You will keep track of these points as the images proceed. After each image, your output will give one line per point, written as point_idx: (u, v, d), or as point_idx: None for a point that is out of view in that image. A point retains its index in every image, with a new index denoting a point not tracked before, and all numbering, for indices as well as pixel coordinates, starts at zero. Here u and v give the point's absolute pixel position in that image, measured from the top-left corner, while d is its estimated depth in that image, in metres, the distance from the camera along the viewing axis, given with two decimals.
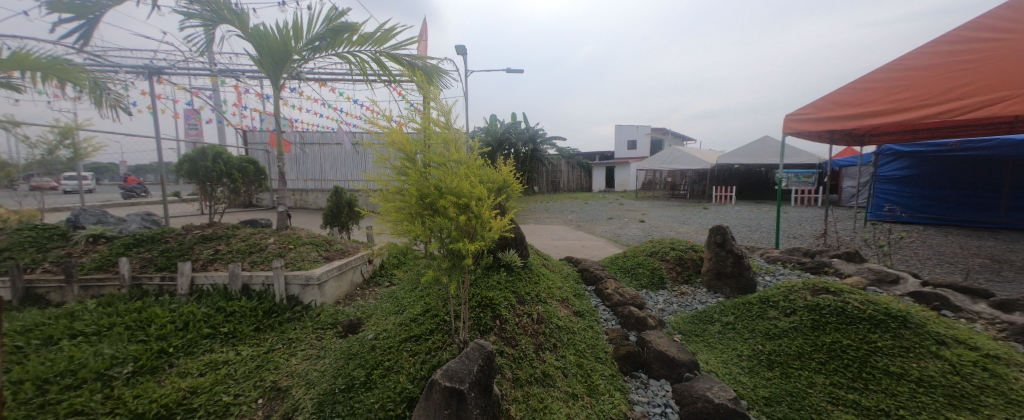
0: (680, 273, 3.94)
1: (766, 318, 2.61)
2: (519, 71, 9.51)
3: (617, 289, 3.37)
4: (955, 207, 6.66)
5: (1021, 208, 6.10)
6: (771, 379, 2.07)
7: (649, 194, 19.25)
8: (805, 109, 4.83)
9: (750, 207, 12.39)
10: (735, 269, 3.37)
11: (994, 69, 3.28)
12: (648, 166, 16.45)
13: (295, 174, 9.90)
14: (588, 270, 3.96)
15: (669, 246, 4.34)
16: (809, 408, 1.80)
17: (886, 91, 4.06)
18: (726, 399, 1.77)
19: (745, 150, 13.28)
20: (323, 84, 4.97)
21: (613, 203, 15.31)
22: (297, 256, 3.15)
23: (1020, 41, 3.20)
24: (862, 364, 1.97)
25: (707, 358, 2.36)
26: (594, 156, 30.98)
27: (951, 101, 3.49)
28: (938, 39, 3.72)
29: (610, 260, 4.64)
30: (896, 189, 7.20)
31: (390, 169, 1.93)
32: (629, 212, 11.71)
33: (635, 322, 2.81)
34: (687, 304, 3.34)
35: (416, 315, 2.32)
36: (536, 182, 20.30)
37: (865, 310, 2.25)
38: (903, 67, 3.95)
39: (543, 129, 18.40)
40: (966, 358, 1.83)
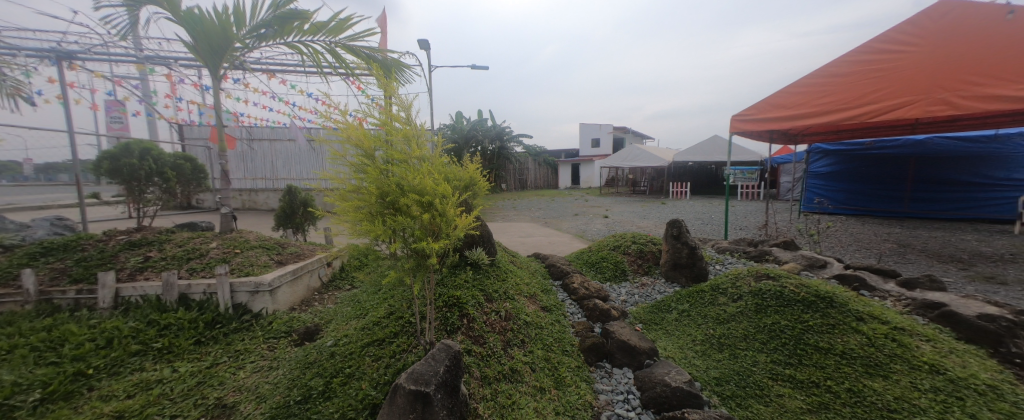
0: (640, 265, 4.13)
1: (717, 304, 2.81)
2: (484, 68, 9.48)
3: (583, 283, 3.47)
4: (870, 199, 7.57)
5: (921, 200, 7.07)
6: (720, 360, 2.23)
7: (612, 190, 20.02)
8: (746, 110, 5.20)
9: (702, 201, 13.29)
10: (689, 260, 3.59)
11: (903, 78, 3.78)
12: (610, 164, 17.08)
13: (242, 172, 9.11)
14: (555, 265, 4.04)
15: (630, 240, 4.54)
16: (753, 385, 1.98)
17: (815, 95, 4.48)
18: (682, 382, 1.90)
19: (698, 148, 14.21)
20: (272, 76, 4.60)
21: (578, 199, 15.74)
22: (245, 260, 2.90)
23: (920, 55, 3.74)
24: (797, 342, 2.18)
25: (665, 345, 2.51)
26: (559, 154, 31.63)
27: (869, 105, 3.93)
28: (857, 50, 4.21)
29: (576, 255, 4.77)
30: (825, 183, 8.06)
31: (347, 167, 1.83)
32: (593, 208, 12.11)
33: (600, 314, 2.90)
34: (648, 294, 3.51)
35: (378, 319, 2.23)
36: (503, 180, 20.40)
37: (799, 293, 2.50)
38: (829, 74, 4.41)
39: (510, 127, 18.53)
40: (879, 331, 2.10)
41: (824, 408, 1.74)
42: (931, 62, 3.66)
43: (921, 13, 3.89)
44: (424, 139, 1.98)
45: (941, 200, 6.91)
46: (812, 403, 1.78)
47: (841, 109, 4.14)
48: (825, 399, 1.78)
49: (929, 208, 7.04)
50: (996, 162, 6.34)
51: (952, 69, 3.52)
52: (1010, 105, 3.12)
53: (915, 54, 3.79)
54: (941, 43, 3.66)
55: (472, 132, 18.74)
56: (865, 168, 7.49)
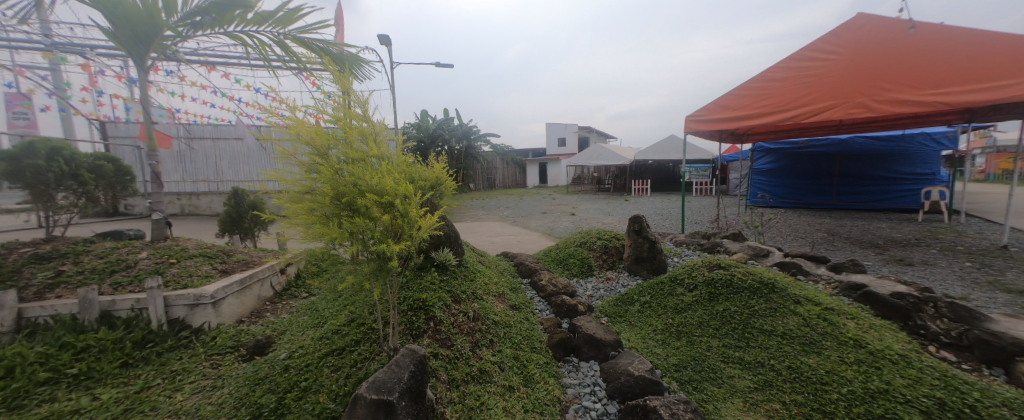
0: (605, 261, 4.27)
1: (675, 294, 2.96)
2: (449, 66, 9.35)
3: (551, 280, 3.52)
4: (805, 193, 8.37)
5: (846, 193, 7.93)
6: (679, 347, 2.36)
7: (579, 188, 20.54)
8: (696, 111, 5.49)
9: (662, 198, 14.02)
10: (650, 254, 3.77)
11: (830, 83, 4.21)
12: (576, 162, 17.52)
13: (179, 174, 8.26)
14: (523, 264, 4.06)
15: (596, 236, 4.68)
16: (707, 369, 2.11)
17: (756, 97, 4.83)
18: (644, 371, 1.98)
19: (657, 147, 14.96)
20: (213, 68, 4.21)
21: (546, 198, 15.97)
22: (182, 271, 2.64)
23: (843, 63, 4.19)
24: (745, 326, 2.36)
25: (629, 336, 2.61)
26: (527, 153, 31.93)
27: (803, 107, 4.32)
28: (791, 57, 4.62)
29: (543, 253, 4.84)
30: (767, 179, 8.80)
31: (298, 167, 1.71)
32: (560, 206, 12.36)
33: (567, 310, 2.96)
34: (612, 288, 3.63)
35: (338, 327, 2.12)
36: (471, 180, 20.26)
37: (746, 281, 2.70)
38: (768, 79, 4.79)
39: (477, 126, 18.42)
40: (812, 312, 2.33)
41: (769, 385, 1.91)
42: (852, 69, 4.11)
43: (842, 25, 4.35)
44: (382, 137, 1.90)
45: (862, 193, 7.79)
46: (758, 382, 1.94)
47: (779, 110, 4.52)
48: (770, 377, 1.95)
49: (852, 200, 7.91)
50: (903, 158, 7.31)
51: (869, 76, 3.99)
52: (917, 108, 3.66)
53: (838, 62, 4.24)
54: (859, 52, 4.13)
55: (438, 131, 18.41)
56: (800, 165, 8.27)
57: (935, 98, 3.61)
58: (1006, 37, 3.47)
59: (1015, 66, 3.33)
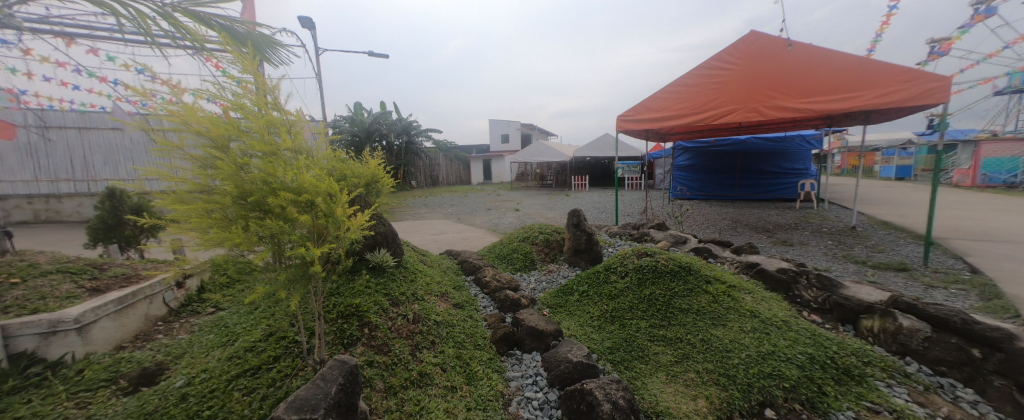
0: (547, 254, 4.41)
1: (608, 281, 3.16)
2: (384, 55, 8.84)
3: (495, 275, 3.54)
4: (715, 186, 9.54)
5: (745, 185, 9.22)
6: (612, 331, 2.53)
7: (523, 185, 20.95)
8: (625, 112, 5.88)
9: (598, 193, 14.93)
10: (587, 245, 3.97)
11: (731, 91, 4.85)
12: (519, 159, 17.83)
13: (30, 171, 6.56)
14: (467, 261, 4.01)
15: (538, 230, 4.81)
16: (636, 348, 2.30)
17: (675, 100, 5.33)
18: (581, 357, 2.08)
19: (593, 145, 15.88)
20: (71, 41, 3.40)
21: (491, 194, 16.01)
22: (31, 293, 2.10)
23: (740, 73, 4.84)
24: (667, 306, 2.61)
25: (568, 325, 2.72)
26: (470, 149, 31.62)
27: (711, 111, 4.94)
28: (700, 65, 5.17)
29: (488, 249, 4.84)
30: (685, 175, 9.86)
31: (194, 161, 1.48)
32: (504, 202, 12.46)
33: (511, 304, 3.00)
34: (554, 280, 3.78)
35: (252, 343, 1.87)
36: (413, 177, 19.43)
37: (668, 265, 2.97)
38: (683, 83, 5.30)
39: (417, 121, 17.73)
40: (719, 290, 2.67)
41: (686, 357, 2.14)
42: (747, 79, 4.78)
43: (740, 39, 5.00)
44: (298, 128, 1.71)
45: (757, 185, 9.13)
46: (678, 355, 2.17)
47: (693, 113, 5.10)
48: (688, 351, 2.19)
49: (750, 192, 9.23)
50: (786, 156, 8.75)
51: (760, 85, 4.69)
52: (794, 114, 4.45)
53: (737, 71, 4.87)
54: (753, 64, 4.79)
55: (374, 125, 17.31)
56: (710, 161, 9.42)
57: (806, 106, 4.38)
58: (852, 56, 4.32)
59: (860, 82, 4.17)
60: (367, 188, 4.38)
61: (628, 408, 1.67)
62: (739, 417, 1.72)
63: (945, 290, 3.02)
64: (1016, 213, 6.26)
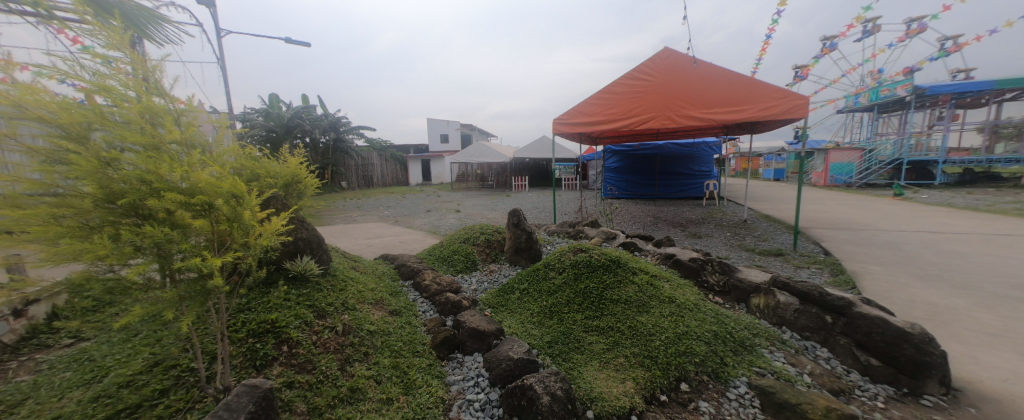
0: (489, 254, 4.41)
1: (547, 278, 3.25)
2: (305, 43, 8.02)
3: (435, 279, 3.42)
4: (639, 186, 10.50)
5: (663, 185, 10.30)
6: (551, 326, 2.63)
7: (464, 185, 20.70)
8: (560, 115, 6.16)
9: (537, 193, 15.41)
10: (527, 244, 4.06)
11: (649, 101, 5.42)
12: (459, 159, 17.58)
13: None
14: (405, 265, 3.82)
15: (479, 231, 4.79)
16: (573, 340, 2.42)
17: (604, 106, 5.74)
18: (521, 353, 2.12)
19: (532, 146, 16.36)
20: None
21: (430, 195, 15.52)
22: None
23: (657, 85, 5.41)
24: (600, 299, 2.78)
25: (510, 323, 2.75)
26: (408, 149, 30.29)
27: (634, 118, 5.47)
28: (624, 75, 5.64)
29: (427, 252, 4.68)
30: (614, 175, 10.69)
31: (46, 156, 1.20)
32: (445, 203, 12.17)
33: (452, 307, 2.93)
34: (495, 280, 3.79)
35: (129, 377, 1.53)
36: (343, 177, 17.95)
37: (601, 260, 3.15)
38: (611, 90, 5.72)
39: (346, 118, 16.47)
40: (643, 280, 2.93)
41: (617, 344, 2.31)
42: (662, 90, 5.37)
43: (656, 53, 5.54)
44: (190, 118, 1.46)
45: (673, 185, 10.27)
46: (609, 343, 2.33)
47: (619, 119, 5.58)
48: (617, 338, 2.37)
49: (667, 191, 10.33)
50: (695, 160, 10.00)
51: (673, 97, 5.31)
52: (699, 122, 5.13)
53: (654, 82, 5.43)
54: (667, 76, 5.37)
55: (295, 120, 15.60)
56: (635, 164, 10.36)
57: (709, 116, 5.08)
58: (740, 74, 5.10)
59: (748, 97, 4.94)
60: (286, 189, 3.91)
61: (565, 399, 1.75)
62: (660, 393, 1.92)
63: (809, 270, 3.74)
64: (852, 207, 8.00)
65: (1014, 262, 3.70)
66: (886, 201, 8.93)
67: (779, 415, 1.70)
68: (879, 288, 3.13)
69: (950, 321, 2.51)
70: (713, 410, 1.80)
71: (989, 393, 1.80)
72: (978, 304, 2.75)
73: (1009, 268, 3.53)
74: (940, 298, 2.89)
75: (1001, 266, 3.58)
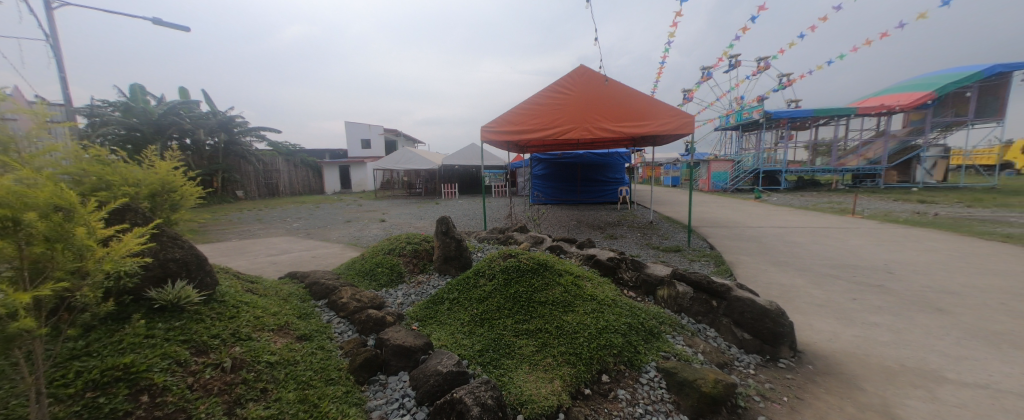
0: (416, 265, 4.20)
1: (478, 285, 3.20)
2: (181, 28, 6.77)
3: (354, 295, 3.11)
4: (563, 192, 11.19)
5: (584, 191, 11.13)
6: (481, 334, 2.59)
7: (389, 193, 19.53)
8: (490, 124, 6.23)
9: (467, 200, 15.32)
10: (457, 252, 3.97)
11: (570, 113, 5.84)
12: (382, 166, 16.54)
13: None
14: (318, 283, 3.41)
15: (405, 241, 4.54)
16: (504, 345, 2.43)
17: (529, 116, 5.99)
18: (450, 366, 2.04)
19: (461, 153, 16.25)
20: None
21: (350, 204, 14.26)
22: None
23: (575, 99, 5.85)
24: (529, 302, 2.84)
25: (439, 336, 2.64)
26: (323, 153, 27.45)
27: (557, 129, 5.84)
28: (546, 88, 5.97)
29: (346, 266, 4.27)
30: (541, 182, 11.24)
31: None
32: (368, 213, 11.29)
33: (373, 324, 2.69)
34: (423, 291, 3.61)
35: None
36: (238, 185, 15.42)
37: (529, 264, 3.21)
38: (535, 102, 5.98)
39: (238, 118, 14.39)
40: (568, 280, 3.07)
41: (546, 346, 2.37)
42: (580, 104, 5.83)
43: (572, 69, 5.97)
44: None
45: (593, 192, 11.15)
46: (539, 345, 2.39)
47: (543, 128, 5.89)
48: (546, 339, 2.44)
49: (588, 197, 11.18)
50: (610, 168, 11.03)
51: (589, 110, 5.81)
52: (612, 134, 5.69)
53: (572, 97, 5.87)
54: (583, 91, 5.84)
55: (169, 117, 13.02)
56: (559, 170, 11.04)
57: (620, 129, 5.66)
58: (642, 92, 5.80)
59: (650, 113, 5.65)
60: (152, 200, 3.17)
61: (495, 406, 1.72)
62: (585, 387, 2.02)
63: (700, 262, 4.40)
64: (729, 208, 9.68)
65: (832, 248, 4.87)
66: (752, 203, 11.02)
67: (681, 392, 1.93)
68: (749, 274, 3.83)
69: (795, 297, 3.18)
70: (629, 396, 1.97)
71: (820, 351, 2.33)
72: (812, 282, 3.53)
73: (829, 252, 4.64)
74: (788, 279, 3.65)
75: (825, 252, 4.67)
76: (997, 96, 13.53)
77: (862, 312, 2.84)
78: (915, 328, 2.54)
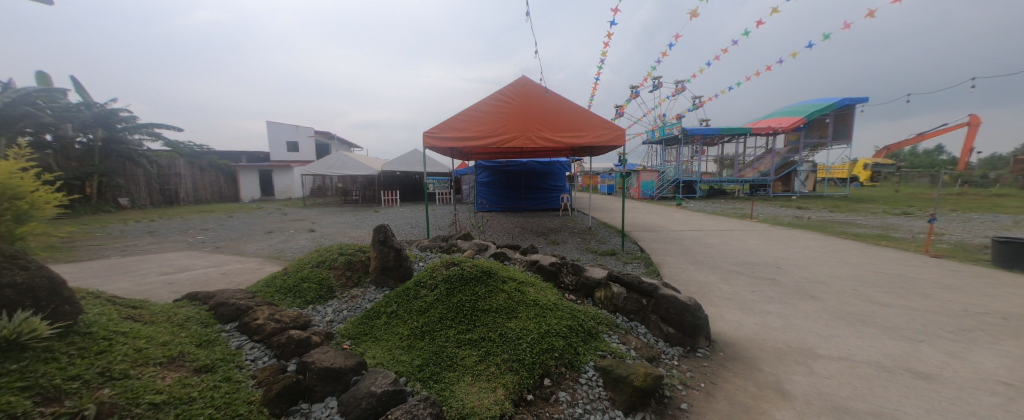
0: (349, 278, 3.85)
1: (418, 297, 3.04)
2: None
3: (272, 316, 2.74)
4: (507, 200, 11.35)
5: (528, 198, 11.40)
6: (421, 347, 2.45)
7: (320, 201, 17.92)
8: (433, 130, 6.07)
9: (409, 208, 14.69)
10: (396, 262, 3.72)
11: (512, 122, 5.95)
12: (312, 171, 15.12)
13: None
14: (225, 304, 2.93)
15: (337, 252, 4.16)
16: (445, 358, 2.32)
17: (473, 123, 5.98)
18: (386, 385, 1.89)
19: (402, 159, 15.59)
20: None
21: (273, 213, 12.74)
22: None
23: (517, 108, 5.99)
24: (472, 310, 2.77)
25: (374, 353, 2.44)
26: (240, 156, 24.30)
27: (500, 137, 5.91)
28: (489, 97, 6.03)
29: (264, 283, 3.75)
30: (486, 190, 11.29)
31: None
32: (294, 222, 10.17)
33: (295, 347, 2.39)
34: (357, 306, 3.32)
35: None
36: (121, 191, 12.78)
37: (473, 272, 3.14)
38: (478, 110, 5.99)
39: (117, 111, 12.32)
40: (512, 287, 3.07)
41: (489, 355, 2.33)
42: (521, 114, 5.97)
43: (514, 80, 6.11)
44: None
45: (536, 199, 11.47)
46: (482, 356, 2.32)
47: (487, 136, 5.91)
48: (489, 347, 2.39)
49: (531, 204, 11.46)
50: (552, 176, 11.43)
51: (531, 120, 5.97)
52: (553, 144, 5.91)
53: (515, 106, 6.00)
54: (525, 102, 6.01)
55: (19, 108, 10.36)
56: (503, 178, 11.17)
57: (560, 139, 5.91)
58: (579, 106, 6.13)
59: (587, 125, 6.00)
60: None
61: None
62: (527, 393, 2.02)
63: (632, 264, 4.75)
64: (656, 214, 10.67)
65: (737, 247, 5.64)
66: (675, 210, 12.29)
67: (616, 388, 2.03)
68: (673, 273, 4.23)
69: (709, 292, 3.59)
70: (569, 398, 2.02)
71: (729, 339, 2.65)
72: (722, 278, 4.03)
73: (734, 251, 5.36)
74: (703, 276, 4.11)
75: (731, 251, 5.37)
76: (846, 123, 17.04)
77: (759, 302, 3.31)
78: (798, 313, 3.02)
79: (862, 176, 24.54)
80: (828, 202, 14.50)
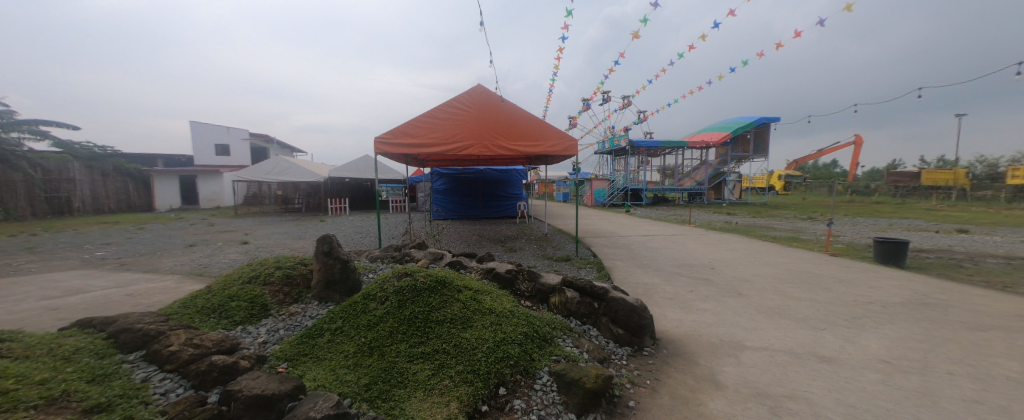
0: (287, 294, 3.51)
1: (367, 310, 2.85)
2: None
3: (190, 340, 2.40)
4: (463, 207, 11.26)
5: (485, 206, 11.40)
6: (369, 365, 2.30)
7: (256, 210, 16.27)
8: (385, 135, 5.83)
9: (359, 216, 13.91)
10: (342, 275, 3.46)
11: (469, 130, 5.92)
12: (246, 177, 13.74)
13: None
14: (129, 331, 2.51)
15: (273, 266, 3.79)
16: (396, 374, 2.20)
17: (428, 129, 5.86)
18: (328, 409, 1.73)
19: (351, 165, 14.76)
20: None
21: (197, 223, 11.30)
22: None
23: (473, 115, 5.99)
24: (425, 322, 2.66)
25: (315, 375, 2.24)
26: (155, 159, 21.32)
27: (456, 144, 5.84)
28: (445, 103, 5.96)
29: (182, 304, 3.29)
30: (442, 197, 11.11)
31: None
32: (224, 234, 9.11)
33: (217, 375, 2.11)
34: (297, 324, 3.03)
35: None
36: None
37: (427, 282, 3.03)
38: (434, 116, 5.88)
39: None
40: (467, 296, 3.00)
41: (442, 368, 2.24)
42: (478, 121, 5.98)
43: (471, 88, 6.12)
44: None
45: (493, 207, 11.50)
46: (435, 370, 2.22)
47: (443, 143, 5.81)
48: (442, 360, 2.31)
49: (488, 211, 11.46)
50: (508, 184, 11.54)
51: (487, 128, 6.00)
52: (509, 153, 5.97)
53: (471, 114, 6.00)
54: (482, 110, 6.04)
55: None
56: (460, 186, 11.07)
57: (516, 148, 6.00)
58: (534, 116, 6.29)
59: (542, 135, 6.16)
60: None
61: None
62: (481, 404, 1.98)
63: (585, 269, 4.93)
64: (607, 221, 11.21)
65: (678, 250, 6.10)
66: (624, 216, 13.03)
67: (569, 391, 2.05)
68: (622, 276, 4.45)
69: (653, 293, 3.84)
70: (524, 405, 2.01)
71: (670, 336, 2.84)
72: (665, 279, 4.32)
73: (675, 254, 5.79)
74: (649, 278, 4.37)
75: (673, 254, 5.80)
76: (764, 139, 19.46)
77: (696, 300, 3.61)
78: (728, 309, 3.34)
79: (777, 185, 28.02)
80: (752, 209, 16.32)
